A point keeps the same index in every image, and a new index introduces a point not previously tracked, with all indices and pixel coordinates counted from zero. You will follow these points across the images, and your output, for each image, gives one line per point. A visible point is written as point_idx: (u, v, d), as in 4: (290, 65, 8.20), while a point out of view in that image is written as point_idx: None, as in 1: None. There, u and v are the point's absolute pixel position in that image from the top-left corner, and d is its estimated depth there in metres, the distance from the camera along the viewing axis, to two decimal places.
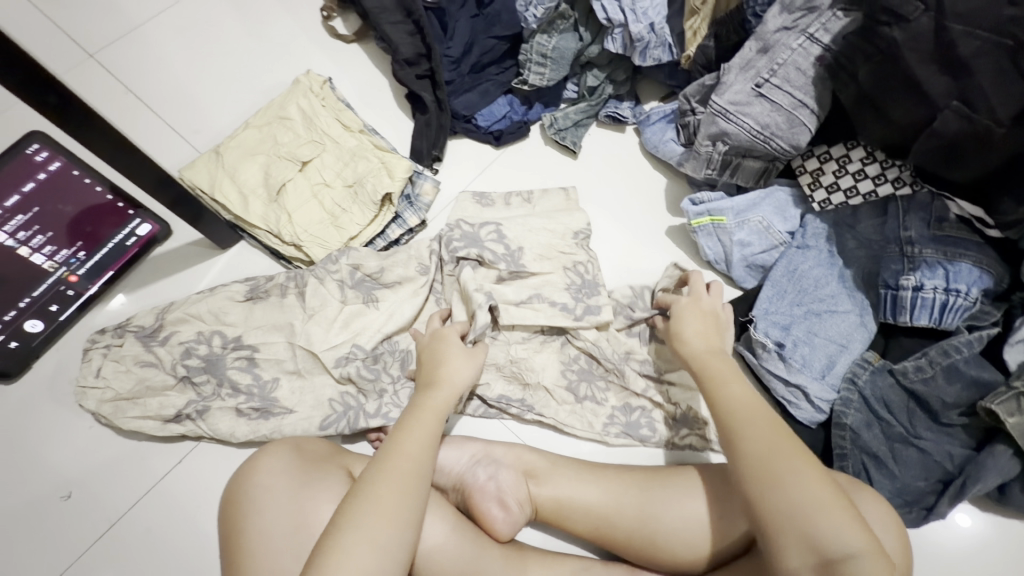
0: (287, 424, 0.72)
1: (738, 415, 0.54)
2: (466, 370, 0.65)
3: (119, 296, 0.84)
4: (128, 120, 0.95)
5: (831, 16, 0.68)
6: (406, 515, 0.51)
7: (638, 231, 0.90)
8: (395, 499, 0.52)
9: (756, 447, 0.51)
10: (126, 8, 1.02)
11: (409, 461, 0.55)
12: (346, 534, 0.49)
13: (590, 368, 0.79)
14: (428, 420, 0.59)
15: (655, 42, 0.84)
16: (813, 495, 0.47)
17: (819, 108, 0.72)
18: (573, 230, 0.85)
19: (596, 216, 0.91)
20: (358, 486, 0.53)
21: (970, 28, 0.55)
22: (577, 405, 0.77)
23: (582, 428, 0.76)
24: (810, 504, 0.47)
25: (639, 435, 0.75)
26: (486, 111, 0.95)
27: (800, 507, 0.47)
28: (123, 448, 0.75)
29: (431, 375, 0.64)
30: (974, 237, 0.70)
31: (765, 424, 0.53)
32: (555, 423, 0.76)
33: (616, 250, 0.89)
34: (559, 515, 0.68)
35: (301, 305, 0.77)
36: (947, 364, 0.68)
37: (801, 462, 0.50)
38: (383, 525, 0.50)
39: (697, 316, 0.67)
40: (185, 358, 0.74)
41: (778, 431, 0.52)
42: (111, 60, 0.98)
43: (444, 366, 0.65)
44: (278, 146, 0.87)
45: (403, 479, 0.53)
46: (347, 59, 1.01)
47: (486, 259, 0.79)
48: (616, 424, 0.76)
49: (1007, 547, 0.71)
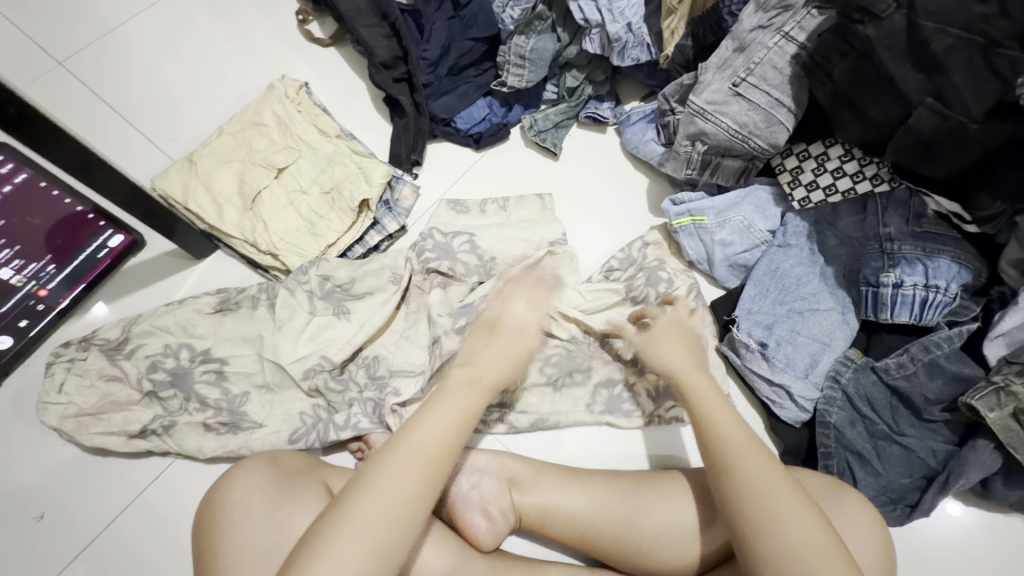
0: (255, 439, 0.70)
1: (722, 424, 0.57)
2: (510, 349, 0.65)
3: (98, 305, 0.82)
4: (97, 128, 0.94)
5: (805, 14, 0.67)
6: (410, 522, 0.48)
7: (623, 237, 0.89)
8: (400, 502, 0.48)
9: (731, 448, 0.55)
10: (92, 13, 0.99)
11: (422, 455, 0.51)
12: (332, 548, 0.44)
13: (568, 359, 0.78)
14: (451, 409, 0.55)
15: (633, 42, 0.84)
16: (773, 473, 0.52)
17: (796, 107, 0.71)
18: (549, 241, 0.83)
19: (570, 219, 0.90)
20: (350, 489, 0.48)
21: (942, 25, 0.55)
22: (556, 395, 0.77)
23: (569, 412, 0.76)
24: (772, 480, 0.52)
25: (622, 411, 0.76)
26: (465, 114, 0.94)
27: (770, 494, 0.51)
28: (91, 466, 0.73)
29: (472, 363, 0.61)
30: (952, 232, 0.70)
31: (752, 448, 0.55)
32: (539, 417, 0.76)
33: (595, 243, 0.89)
34: (543, 522, 0.67)
35: (272, 316, 0.76)
36: (928, 360, 0.68)
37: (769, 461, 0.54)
38: (378, 532, 0.46)
39: (662, 344, 0.68)
40: (152, 372, 0.72)
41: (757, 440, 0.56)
42: (80, 67, 0.96)
43: (476, 358, 0.62)
44: (253, 152, 0.85)
45: (410, 478, 0.49)
46: (324, 64, 0.99)
47: (457, 272, 0.77)
48: (599, 402, 0.76)
49: (990, 541, 0.71)
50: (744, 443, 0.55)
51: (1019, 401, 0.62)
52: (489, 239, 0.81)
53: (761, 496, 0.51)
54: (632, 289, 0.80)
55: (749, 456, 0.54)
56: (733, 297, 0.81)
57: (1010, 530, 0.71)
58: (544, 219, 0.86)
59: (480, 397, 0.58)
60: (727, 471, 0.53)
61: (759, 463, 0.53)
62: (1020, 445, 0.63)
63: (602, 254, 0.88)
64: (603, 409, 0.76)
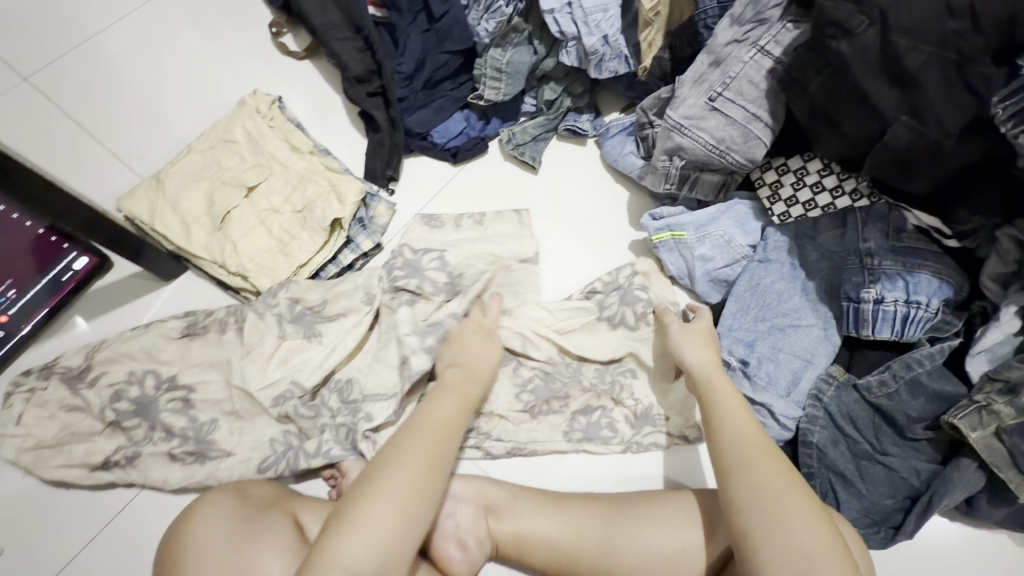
0: (224, 468, 0.69)
1: (739, 430, 0.56)
2: (488, 357, 0.69)
3: (75, 320, 0.82)
4: (65, 150, 0.90)
5: (781, 28, 0.66)
6: (421, 512, 0.50)
7: (611, 258, 0.87)
8: (410, 492, 0.50)
9: (740, 456, 0.54)
10: (65, 14, 0.87)
11: (426, 447, 0.53)
12: (347, 543, 0.46)
13: (546, 385, 0.76)
14: (452, 407, 0.60)
15: (610, 54, 0.82)
16: (783, 481, 0.51)
17: (772, 122, 0.70)
18: (526, 257, 0.82)
19: (547, 234, 0.89)
20: (355, 489, 0.50)
21: (915, 42, 0.54)
22: (534, 421, 0.75)
23: (546, 439, 0.74)
24: (780, 487, 0.51)
25: (601, 437, 0.74)
26: (441, 128, 0.92)
27: (780, 508, 0.49)
28: (50, 500, 0.71)
29: (461, 366, 0.67)
30: (932, 246, 0.69)
31: (764, 451, 0.54)
32: (515, 444, 0.74)
33: (572, 259, 0.87)
34: (520, 549, 0.65)
35: (240, 341, 0.74)
36: (911, 377, 0.67)
37: (781, 469, 0.52)
38: (391, 522, 0.48)
39: (697, 341, 0.68)
40: (115, 402, 0.70)
41: (776, 452, 0.54)
42: (48, 83, 0.86)
43: (463, 362, 0.67)
44: (222, 170, 0.83)
45: (419, 471, 0.51)
46: (299, 77, 0.98)
47: (424, 291, 0.76)
48: (576, 429, 0.75)
49: (976, 559, 0.70)
50: (755, 448, 0.54)
51: (1001, 420, 0.61)
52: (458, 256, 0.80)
53: (770, 513, 0.49)
54: (604, 310, 0.79)
55: (761, 467, 0.52)
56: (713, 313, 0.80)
57: (998, 548, 0.70)
58: (520, 234, 0.84)
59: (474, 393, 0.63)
60: (733, 475, 0.53)
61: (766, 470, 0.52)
62: (1003, 465, 0.61)
63: (587, 275, 0.86)
64: (581, 436, 0.74)
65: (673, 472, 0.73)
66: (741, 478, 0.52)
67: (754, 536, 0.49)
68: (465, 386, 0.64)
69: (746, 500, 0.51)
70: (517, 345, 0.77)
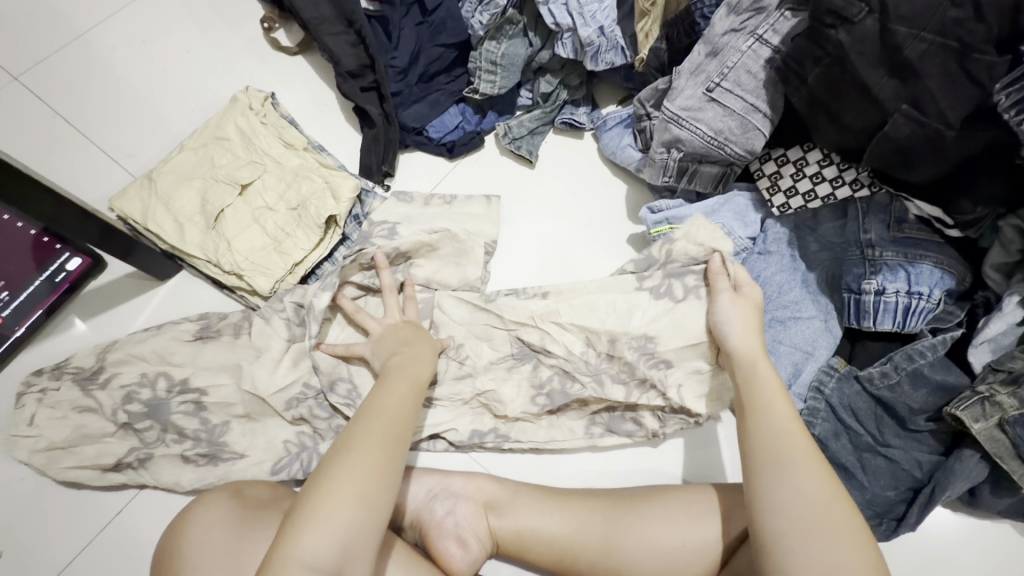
0: (237, 470, 0.69)
1: (776, 430, 0.54)
2: (425, 347, 0.68)
3: (73, 321, 0.81)
4: (59, 151, 0.90)
5: (779, 17, 0.65)
6: (378, 496, 0.48)
7: (601, 253, 0.86)
8: (368, 482, 0.48)
9: (784, 460, 0.51)
10: (60, 17, 0.95)
11: (378, 434, 0.52)
12: (304, 535, 0.45)
13: (564, 389, 0.74)
14: (401, 391, 0.58)
15: (607, 45, 0.81)
16: (825, 487, 0.49)
17: (771, 112, 0.69)
18: (489, 240, 0.84)
19: (512, 215, 0.89)
20: (310, 481, 0.49)
21: (915, 30, 0.53)
22: (552, 420, 0.75)
23: (565, 438, 0.74)
24: (821, 493, 0.48)
25: (624, 430, 0.74)
26: (438, 122, 0.91)
27: (813, 515, 0.47)
28: (51, 504, 0.70)
29: (402, 353, 0.65)
30: (934, 237, 0.69)
31: (806, 455, 0.51)
32: (535, 445, 0.74)
33: (541, 235, 0.88)
34: (520, 547, 0.65)
35: (250, 344, 0.74)
36: (912, 369, 0.66)
37: (825, 476, 0.50)
38: (349, 511, 0.46)
39: (752, 320, 0.65)
40: (127, 404, 0.70)
41: (819, 456, 0.51)
42: (36, 82, 0.91)
43: (404, 350, 0.66)
44: (215, 168, 0.82)
45: (373, 457, 0.50)
46: (292, 73, 0.96)
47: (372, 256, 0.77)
48: (598, 424, 0.75)
49: (978, 550, 0.69)
50: (796, 450, 0.52)
51: (1004, 411, 0.61)
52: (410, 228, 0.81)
53: (802, 517, 0.47)
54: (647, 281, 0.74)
55: (799, 473, 0.50)
56: None
57: (1000, 537, 0.70)
58: (485, 215, 0.85)
59: (421, 376, 0.62)
60: (769, 476, 0.51)
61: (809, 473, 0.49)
62: (1006, 455, 0.61)
63: (579, 270, 0.85)
64: (604, 427, 0.74)
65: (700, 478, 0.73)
66: (778, 480, 0.50)
67: (779, 544, 0.47)
68: (414, 371, 0.62)
69: (777, 507, 0.49)
70: (533, 337, 0.76)
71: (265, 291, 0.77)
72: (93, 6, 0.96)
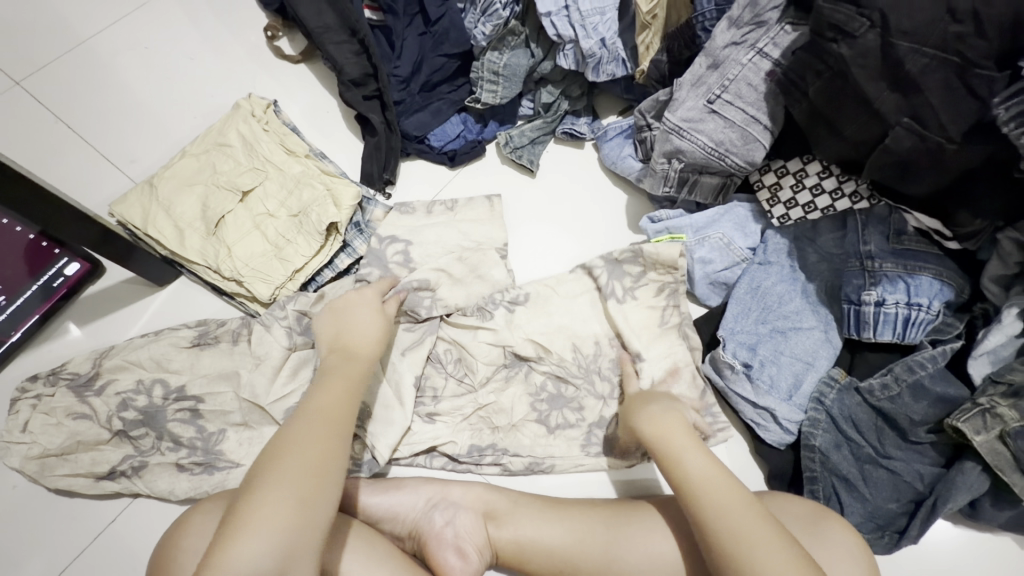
0: (232, 479, 0.68)
1: (692, 473, 0.56)
2: (374, 323, 0.67)
3: (68, 326, 0.80)
4: (57, 154, 0.90)
5: (779, 31, 0.65)
6: (320, 500, 0.48)
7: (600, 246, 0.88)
8: (305, 480, 0.48)
9: (707, 499, 0.53)
10: (65, 24, 0.95)
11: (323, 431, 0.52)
12: (239, 542, 0.44)
13: (559, 393, 0.76)
14: (346, 387, 0.58)
15: (608, 57, 0.81)
16: (747, 513, 0.52)
17: (772, 124, 0.70)
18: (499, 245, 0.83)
19: (522, 221, 0.89)
20: (247, 484, 0.47)
21: (917, 45, 0.53)
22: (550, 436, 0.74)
23: (564, 456, 0.74)
24: (742, 522, 0.51)
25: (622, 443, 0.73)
26: (439, 131, 0.92)
27: (751, 560, 0.49)
28: (43, 512, 0.69)
29: (342, 348, 0.64)
30: (933, 249, 0.70)
31: (726, 489, 0.54)
32: (532, 459, 0.74)
33: (550, 245, 0.88)
34: (520, 558, 0.64)
35: (249, 352, 0.73)
36: (913, 381, 0.66)
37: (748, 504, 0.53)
38: (287, 515, 0.45)
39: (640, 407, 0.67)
40: (122, 411, 0.69)
41: (734, 483, 0.55)
42: (38, 87, 0.91)
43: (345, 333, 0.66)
44: (217, 174, 0.82)
45: (314, 457, 0.50)
46: (296, 82, 0.97)
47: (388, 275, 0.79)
48: (594, 446, 0.74)
49: (979, 564, 0.69)
50: (717, 488, 0.54)
51: (1005, 423, 0.61)
52: (424, 250, 0.81)
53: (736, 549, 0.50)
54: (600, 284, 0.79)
55: (732, 508, 0.52)
56: (716, 316, 0.79)
57: (1000, 551, 0.69)
58: (491, 221, 0.84)
59: (362, 371, 0.61)
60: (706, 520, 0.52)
61: (734, 508, 0.52)
62: (1007, 467, 0.61)
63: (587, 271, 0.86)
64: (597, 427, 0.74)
65: (623, 476, 0.74)
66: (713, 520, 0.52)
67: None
68: (353, 368, 0.61)
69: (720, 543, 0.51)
70: (528, 352, 0.77)
71: (265, 298, 0.77)
72: (97, 12, 0.96)
